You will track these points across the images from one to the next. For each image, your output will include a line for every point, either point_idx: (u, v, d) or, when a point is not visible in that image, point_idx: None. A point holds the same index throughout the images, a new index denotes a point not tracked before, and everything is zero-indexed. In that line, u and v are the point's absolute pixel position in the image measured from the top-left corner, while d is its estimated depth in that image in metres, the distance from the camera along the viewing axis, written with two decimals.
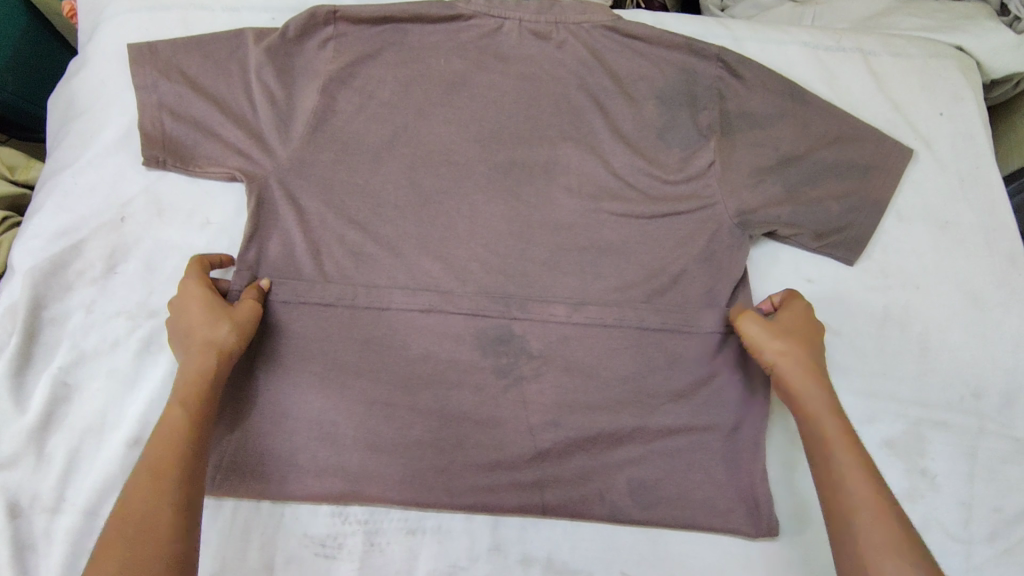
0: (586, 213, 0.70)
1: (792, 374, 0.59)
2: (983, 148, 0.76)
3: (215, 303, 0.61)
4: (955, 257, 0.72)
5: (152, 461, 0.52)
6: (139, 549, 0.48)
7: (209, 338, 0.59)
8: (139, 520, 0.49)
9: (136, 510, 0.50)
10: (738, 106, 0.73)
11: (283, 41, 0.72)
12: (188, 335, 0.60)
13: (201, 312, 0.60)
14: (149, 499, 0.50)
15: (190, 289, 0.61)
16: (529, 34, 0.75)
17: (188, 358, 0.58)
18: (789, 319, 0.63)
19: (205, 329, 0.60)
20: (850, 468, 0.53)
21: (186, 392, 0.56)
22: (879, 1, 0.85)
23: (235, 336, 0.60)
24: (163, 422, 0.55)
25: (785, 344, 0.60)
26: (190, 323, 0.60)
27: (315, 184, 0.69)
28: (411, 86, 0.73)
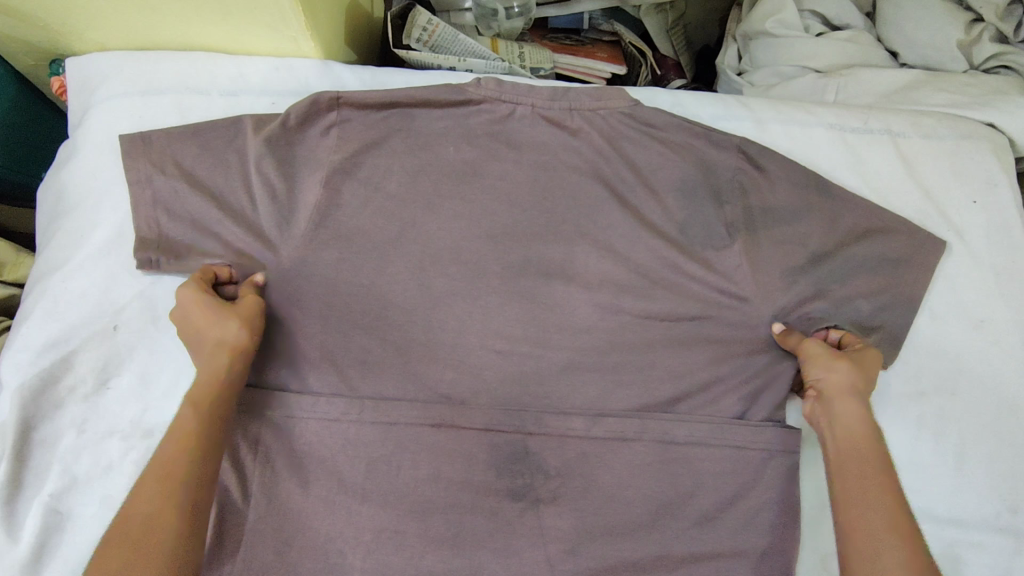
0: (605, 315, 0.67)
1: (842, 395, 0.59)
2: (1018, 239, 0.72)
3: (214, 301, 0.60)
4: (991, 359, 0.68)
5: (158, 460, 0.52)
6: (140, 545, 0.47)
7: (216, 337, 0.59)
8: (141, 516, 0.49)
9: (141, 506, 0.49)
10: (762, 199, 0.69)
11: (283, 129, 0.68)
12: (196, 336, 0.60)
13: (204, 314, 0.60)
14: (153, 495, 0.50)
15: (184, 294, 0.60)
16: (542, 120, 0.71)
17: (199, 359, 0.58)
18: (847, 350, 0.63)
19: (209, 328, 0.59)
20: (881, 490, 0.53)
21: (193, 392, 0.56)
22: (905, 73, 0.82)
23: (239, 329, 0.59)
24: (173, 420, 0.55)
25: (842, 368, 0.60)
26: (198, 331, 0.60)
27: (318, 286, 0.65)
28: (418, 176, 0.70)
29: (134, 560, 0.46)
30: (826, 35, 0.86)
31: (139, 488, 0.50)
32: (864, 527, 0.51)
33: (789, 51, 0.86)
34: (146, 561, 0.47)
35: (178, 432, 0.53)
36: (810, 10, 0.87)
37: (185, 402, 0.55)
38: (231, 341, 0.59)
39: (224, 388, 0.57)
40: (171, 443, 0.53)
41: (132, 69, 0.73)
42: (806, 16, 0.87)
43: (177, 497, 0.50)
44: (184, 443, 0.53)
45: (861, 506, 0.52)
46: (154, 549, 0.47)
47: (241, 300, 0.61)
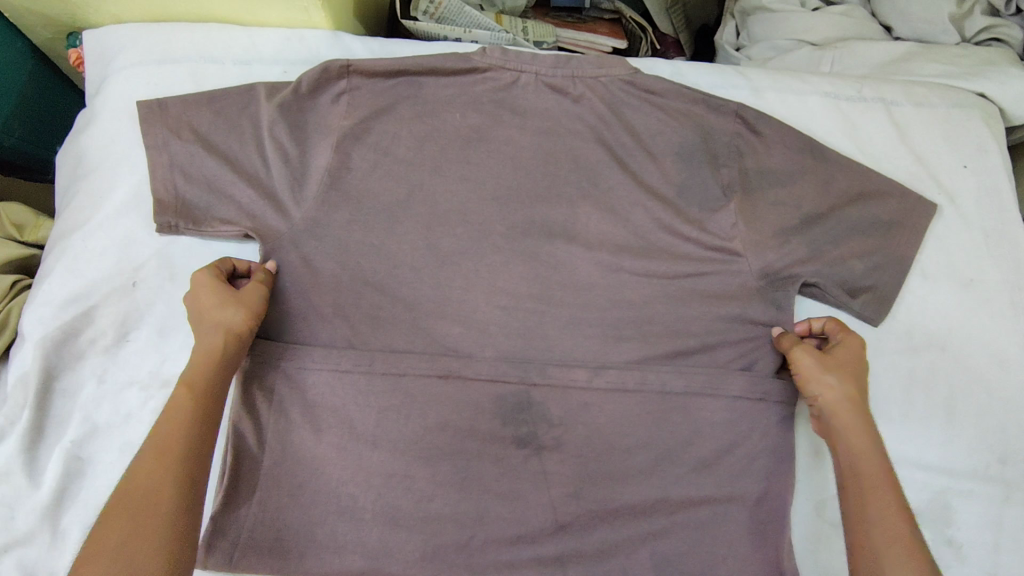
0: (607, 272, 0.69)
1: (841, 409, 0.59)
2: (1008, 203, 0.74)
3: (220, 290, 0.61)
4: (980, 317, 0.71)
5: (153, 440, 0.52)
6: (138, 524, 0.48)
7: (219, 322, 0.60)
8: (136, 495, 0.49)
9: (136, 485, 0.50)
10: (757, 163, 0.72)
11: (295, 96, 0.71)
12: (197, 320, 0.60)
13: (210, 296, 0.61)
14: (149, 473, 0.50)
15: (195, 282, 0.62)
16: (545, 88, 0.74)
17: (199, 341, 0.59)
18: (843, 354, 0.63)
19: (211, 313, 0.60)
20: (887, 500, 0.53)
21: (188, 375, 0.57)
22: (899, 46, 0.84)
23: (244, 317, 0.60)
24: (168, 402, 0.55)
25: (839, 382, 0.60)
26: (200, 311, 0.60)
27: (329, 245, 0.68)
28: (426, 141, 0.73)
29: (132, 539, 0.47)
30: (822, 10, 0.88)
31: (135, 468, 0.51)
32: (876, 542, 0.52)
33: (786, 24, 0.88)
34: (142, 540, 0.47)
35: (173, 413, 0.54)
36: None
37: (180, 383, 0.56)
38: (230, 326, 0.60)
39: (222, 370, 0.58)
40: (166, 425, 0.53)
41: (147, 40, 0.75)
42: None
43: (173, 475, 0.51)
44: (179, 423, 0.53)
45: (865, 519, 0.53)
46: (151, 528, 0.48)
47: (248, 290, 0.62)
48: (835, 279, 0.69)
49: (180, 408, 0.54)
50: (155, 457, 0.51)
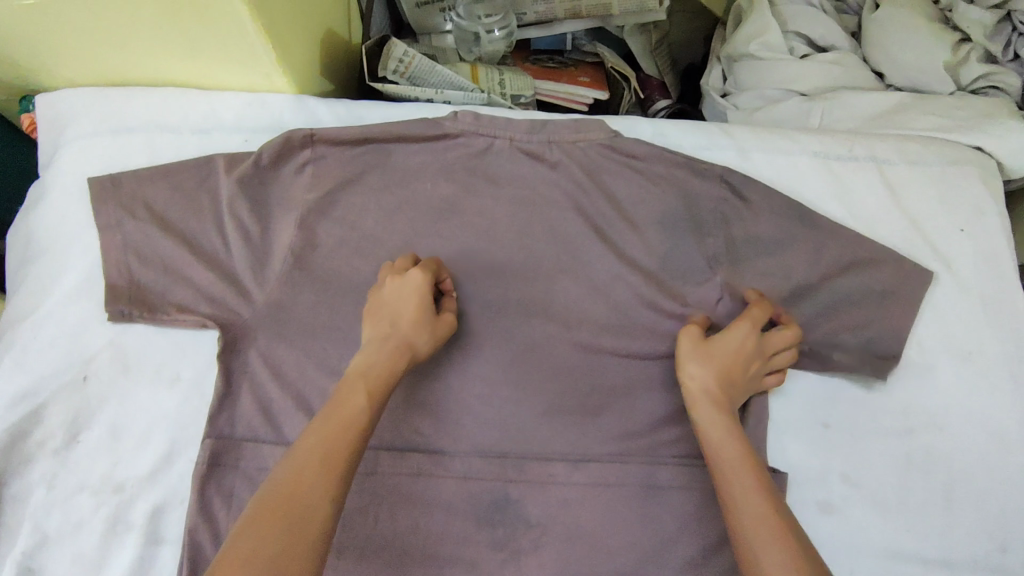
0: (588, 355, 0.66)
1: (698, 401, 0.59)
2: (1008, 269, 0.71)
3: (423, 305, 0.59)
4: (980, 393, 0.67)
5: (329, 447, 0.48)
6: (288, 547, 0.43)
7: (405, 336, 0.58)
8: (297, 507, 0.44)
9: (301, 492, 0.45)
10: (745, 231, 0.69)
11: (256, 169, 0.67)
12: (388, 326, 0.58)
13: (413, 309, 0.59)
14: (320, 485, 0.46)
15: (409, 284, 0.60)
16: (521, 154, 0.70)
17: (380, 350, 0.56)
18: (732, 341, 0.61)
19: (404, 324, 0.58)
20: (739, 475, 0.52)
21: (359, 384, 0.53)
22: (891, 96, 0.80)
23: (427, 333, 0.59)
24: (340, 398, 0.52)
25: (711, 365, 0.60)
26: (397, 315, 0.58)
27: (293, 332, 0.64)
28: (395, 215, 0.68)
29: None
30: (811, 58, 0.85)
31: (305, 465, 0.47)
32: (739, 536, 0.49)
33: (773, 73, 0.85)
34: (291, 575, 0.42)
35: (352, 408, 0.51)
36: (796, 30, 0.86)
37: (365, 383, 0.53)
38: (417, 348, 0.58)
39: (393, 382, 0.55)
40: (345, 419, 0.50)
41: (101, 108, 0.71)
42: (791, 37, 0.86)
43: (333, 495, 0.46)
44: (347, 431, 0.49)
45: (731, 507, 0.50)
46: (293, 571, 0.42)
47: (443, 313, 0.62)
48: (823, 351, 0.67)
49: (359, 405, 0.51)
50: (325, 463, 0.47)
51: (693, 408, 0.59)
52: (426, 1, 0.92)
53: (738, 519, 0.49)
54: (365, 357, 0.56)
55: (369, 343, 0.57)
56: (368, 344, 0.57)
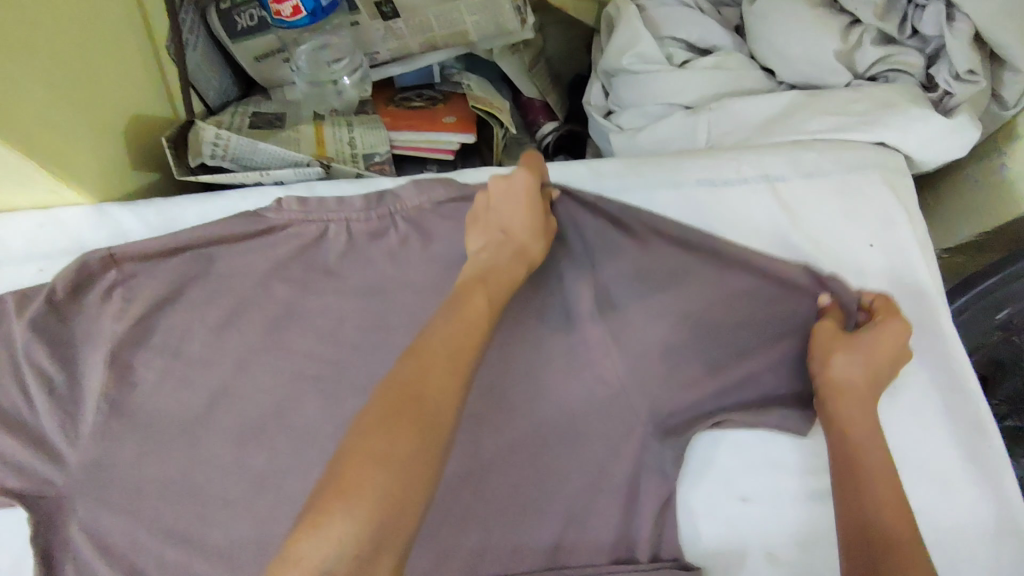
0: (465, 464, 0.56)
1: (846, 394, 0.54)
2: (925, 283, 0.63)
3: (534, 206, 0.56)
4: (910, 432, 0.60)
5: (447, 345, 0.46)
6: (416, 444, 0.41)
7: (517, 241, 0.55)
8: (420, 408, 0.42)
9: (424, 397, 0.43)
10: (626, 281, 0.60)
11: (51, 306, 0.56)
12: (500, 233, 0.56)
13: (528, 216, 0.56)
14: (446, 389, 0.44)
15: (517, 184, 0.56)
16: (363, 236, 0.60)
17: (501, 256, 0.54)
18: (869, 336, 0.54)
19: (518, 226, 0.56)
20: (892, 514, 0.48)
21: (478, 288, 0.51)
22: (780, 96, 0.72)
23: (536, 232, 0.56)
24: (459, 303, 0.49)
25: (865, 364, 0.54)
26: (514, 219, 0.56)
27: (117, 494, 0.55)
28: (225, 331, 0.58)
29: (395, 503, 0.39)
30: (691, 64, 0.76)
31: (423, 371, 0.44)
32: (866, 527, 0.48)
33: (651, 88, 0.76)
34: (417, 468, 0.40)
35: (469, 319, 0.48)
36: (670, 35, 0.78)
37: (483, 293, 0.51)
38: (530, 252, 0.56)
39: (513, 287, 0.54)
40: (467, 320, 0.48)
41: None
42: (667, 43, 0.78)
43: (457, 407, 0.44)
44: (477, 334, 0.47)
45: (871, 508, 0.49)
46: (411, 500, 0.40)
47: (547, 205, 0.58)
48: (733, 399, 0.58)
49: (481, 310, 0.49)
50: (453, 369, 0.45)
51: (835, 399, 0.54)
52: (265, 54, 0.81)
53: (874, 528, 0.48)
54: (482, 262, 0.54)
55: (480, 250, 0.55)
56: (481, 252, 0.55)
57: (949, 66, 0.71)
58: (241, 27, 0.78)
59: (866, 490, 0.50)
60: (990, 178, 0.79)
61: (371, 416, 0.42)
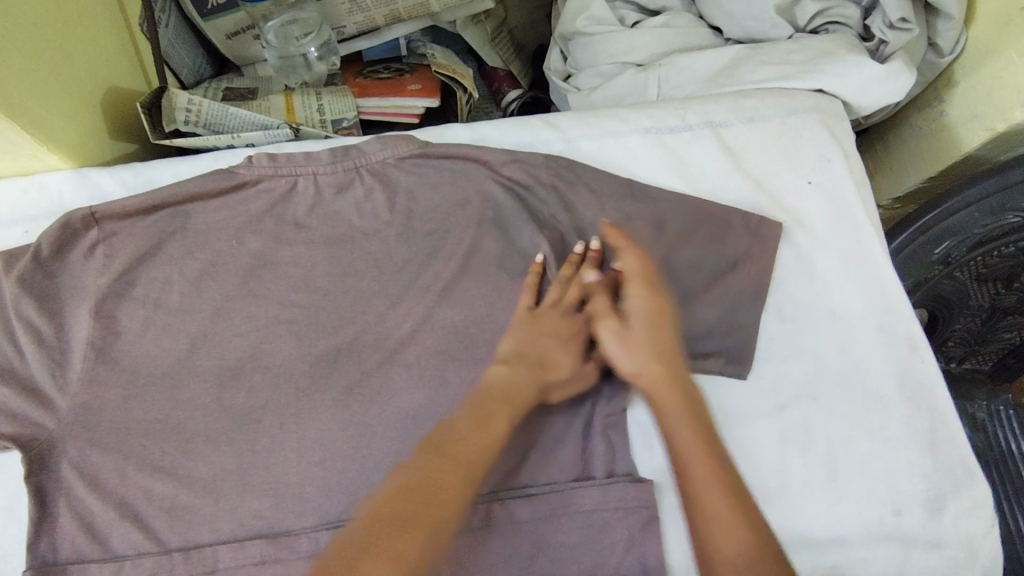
0: (429, 395, 0.60)
1: (658, 383, 0.55)
2: (861, 218, 0.67)
3: (575, 354, 0.60)
4: (851, 353, 0.63)
5: (460, 456, 0.51)
6: (427, 545, 0.46)
7: (546, 376, 0.58)
8: (431, 516, 0.47)
9: (436, 508, 0.48)
10: (577, 223, 0.65)
11: (36, 262, 0.60)
12: (535, 355, 0.59)
13: (565, 356, 0.60)
14: (454, 492, 0.49)
15: (572, 327, 0.61)
16: (330, 189, 0.64)
17: (524, 376, 0.57)
18: (640, 325, 0.58)
19: (554, 361, 0.59)
20: (714, 505, 0.49)
21: (500, 409, 0.55)
22: (726, 51, 0.75)
23: (568, 380, 0.59)
24: (484, 420, 0.54)
25: (639, 353, 0.57)
26: (552, 346, 0.60)
27: (105, 434, 0.58)
28: (203, 282, 0.62)
29: None
30: (641, 24, 0.80)
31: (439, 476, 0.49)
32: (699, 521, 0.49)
33: (604, 48, 0.80)
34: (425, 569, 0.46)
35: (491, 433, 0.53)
36: None
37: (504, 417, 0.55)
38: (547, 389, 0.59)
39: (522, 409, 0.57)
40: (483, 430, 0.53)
41: None
42: (619, 6, 0.82)
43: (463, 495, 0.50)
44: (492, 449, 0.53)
45: (706, 496, 0.49)
46: None
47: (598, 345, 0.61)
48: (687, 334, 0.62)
49: (498, 435, 0.54)
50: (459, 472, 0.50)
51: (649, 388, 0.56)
52: (237, 32, 0.85)
53: (703, 521, 0.48)
54: (512, 379, 0.57)
55: (511, 360, 0.58)
56: (513, 362, 0.58)
57: (884, 16, 0.74)
58: (211, 6, 0.82)
59: (698, 481, 0.50)
60: (932, 125, 0.83)
61: (383, 510, 0.47)
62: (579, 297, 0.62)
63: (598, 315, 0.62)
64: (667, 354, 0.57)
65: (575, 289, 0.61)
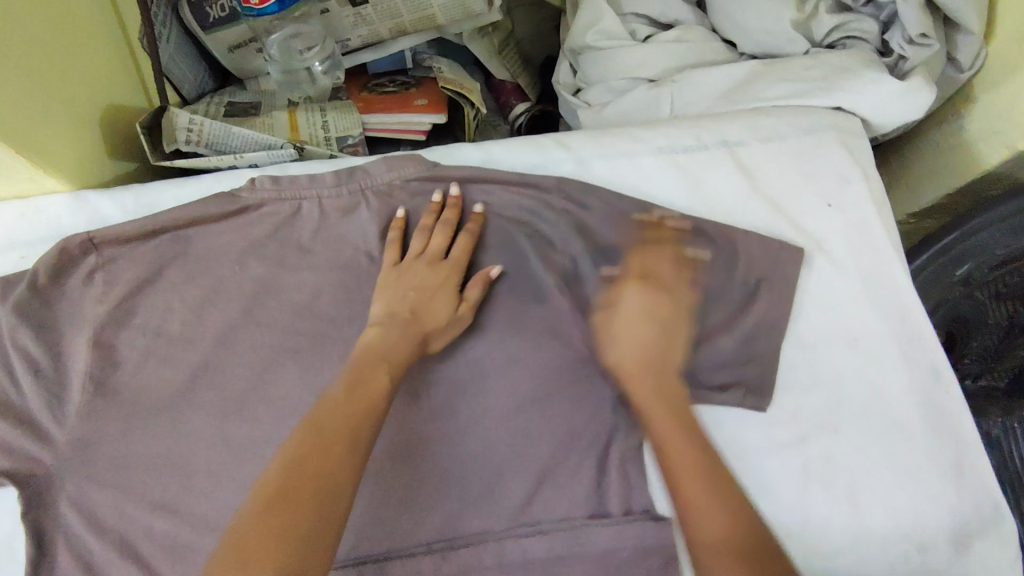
0: (439, 428, 0.59)
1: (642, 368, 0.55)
2: (883, 241, 0.65)
3: (442, 296, 0.58)
4: (876, 383, 0.61)
5: (342, 425, 0.46)
6: (316, 524, 0.41)
7: (424, 327, 0.56)
8: (316, 495, 0.42)
9: (322, 483, 0.43)
10: (593, 245, 0.63)
11: (34, 290, 0.58)
12: (406, 308, 0.56)
13: (439, 299, 0.57)
14: (340, 465, 0.44)
15: (438, 271, 0.59)
16: (336, 213, 0.62)
17: (397, 330, 0.54)
18: (623, 323, 0.56)
19: (427, 311, 0.57)
20: (696, 489, 0.48)
21: (378, 369, 0.51)
22: (740, 67, 0.73)
23: (446, 327, 0.57)
24: (362, 383, 0.49)
25: (625, 339, 0.56)
26: (423, 295, 0.57)
27: (105, 469, 0.57)
28: (203, 310, 0.60)
29: None
30: (653, 39, 0.78)
31: (307, 453, 0.44)
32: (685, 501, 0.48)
33: (615, 63, 0.78)
34: (317, 546, 0.41)
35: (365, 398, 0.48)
36: (632, 12, 0.80)
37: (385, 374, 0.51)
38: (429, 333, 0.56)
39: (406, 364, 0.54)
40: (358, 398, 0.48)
41: None
42: (630, 19, 0.80)
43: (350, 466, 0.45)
44: (371, 412, 0.48)
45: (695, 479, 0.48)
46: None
47: (471, 286, 0.59)
48: (701, 363, 0.61)
49: (376, 398, 0.49)
50: (337, 444, 0.45)
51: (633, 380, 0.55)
52: (239, 44, 0.83)
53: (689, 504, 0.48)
54: (381, 337, 0.53)
55: (384, 321, 0.55)
56: (383, 323, 0.55)
57: (903, 32, 0.73)
58: (213, 18, 0.80)
59: (683, 464, 0.49)
60: (951, 141, 0.81)
61: (263, 502, 0.41)
62: (444, 246, 0.60)
63: (464, 254, 0.60)
64: (669, 331, 0.56)
65: (440, 238, 0.60)
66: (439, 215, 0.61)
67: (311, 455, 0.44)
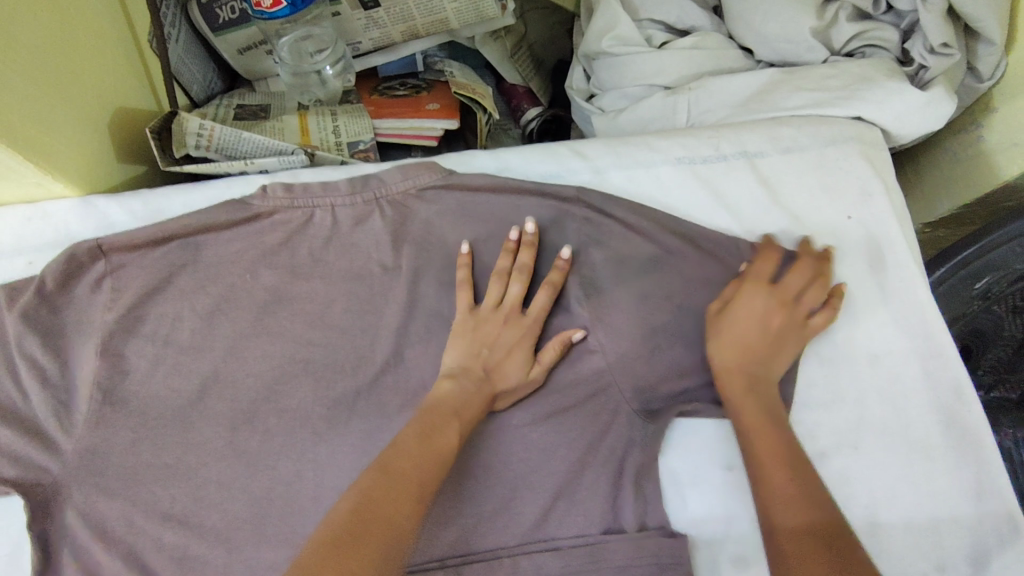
0: None
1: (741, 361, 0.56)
2: (904, 256, 0.64)
3: (518, 359, 0.57)
4: (896, 401, 0.61)
5: (415, 465, 0.47)
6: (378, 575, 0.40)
7: (496, 388, 0.56)
8: (385, 534, 0.42)
9: (391, 526, 0.43)
10: (613, 253, 0.61)
11: (41, 297, 0.57)
12: (482, 368, 0.56)
13: (513, 359, 0.57)
14: (410, 505, 0.44)
15: (514, 329, 0.58)
16: (350, 221, 0.61)
17: (473, 392, 0.54)
18: (741, 320, 0.57)
19: (500, 372, 0.57)
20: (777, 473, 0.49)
21: (448, 422, 0.51)
22: (758, 75, 0.72)
23: (516, 389, 0.57)
24: (432, 430, 0.50)
25: (748, 324, 0.57)
26: (495, 353, 0.57)
27: (113, 479, 0.56)
28: (214, 319, 0.59)
29: None
30: (670, 45, 0.77)
31: (379, 491, 0.44)
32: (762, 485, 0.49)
33: (630, 70, 0.77)
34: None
35: (439, 444, 0.49)
36: (649, 18, 0.79)
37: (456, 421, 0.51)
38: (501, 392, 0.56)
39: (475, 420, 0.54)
40: (431, 440, 0.49)
41: None
42: (646, 25, 0.79)
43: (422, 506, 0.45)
44: (444, 462, 0.48)
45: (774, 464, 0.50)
46: None
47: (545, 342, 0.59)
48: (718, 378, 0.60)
49: (448, 446, 0.49)
50: (410, 487, 0.45)
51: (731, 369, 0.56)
52: (249, 46, 0.82)
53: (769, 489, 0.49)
54: (454, 391, 0.54)
55: (457, 374, 0.55)
56: (459, 377, 0.55)
57: (925, 40, 0.71)
58: (223, 20, 0.79)
59: (763, 452, 0.51)
60: (968, 150, 0.80)
61: (332, 541, 0.41)
62: (521, 296, 0.59)
63: (542, 312, 0.59)
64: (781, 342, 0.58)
65: (517, 286, 0.59)
66: (516, 257, 0.60)
67: (383, 493, 0.44)
